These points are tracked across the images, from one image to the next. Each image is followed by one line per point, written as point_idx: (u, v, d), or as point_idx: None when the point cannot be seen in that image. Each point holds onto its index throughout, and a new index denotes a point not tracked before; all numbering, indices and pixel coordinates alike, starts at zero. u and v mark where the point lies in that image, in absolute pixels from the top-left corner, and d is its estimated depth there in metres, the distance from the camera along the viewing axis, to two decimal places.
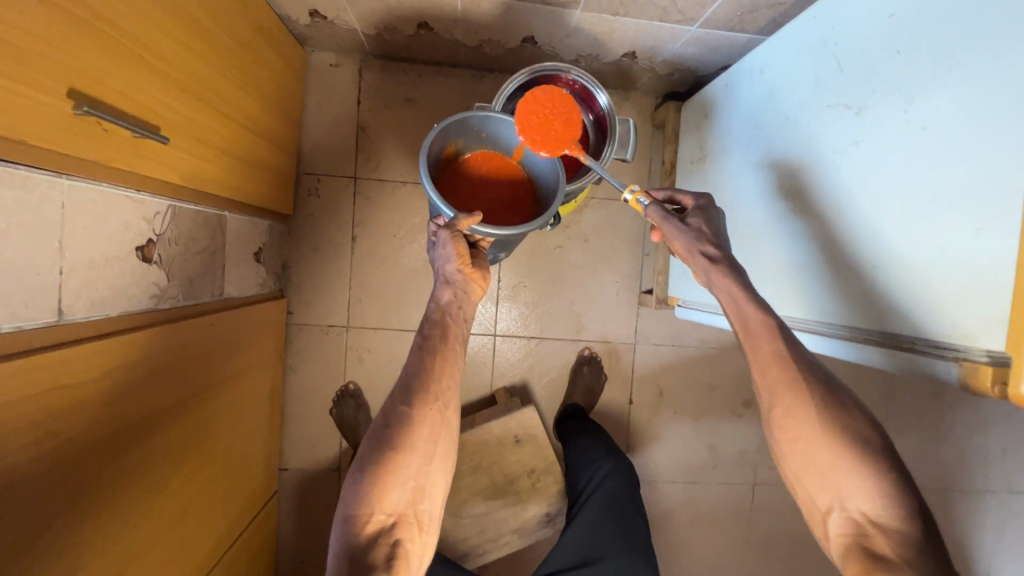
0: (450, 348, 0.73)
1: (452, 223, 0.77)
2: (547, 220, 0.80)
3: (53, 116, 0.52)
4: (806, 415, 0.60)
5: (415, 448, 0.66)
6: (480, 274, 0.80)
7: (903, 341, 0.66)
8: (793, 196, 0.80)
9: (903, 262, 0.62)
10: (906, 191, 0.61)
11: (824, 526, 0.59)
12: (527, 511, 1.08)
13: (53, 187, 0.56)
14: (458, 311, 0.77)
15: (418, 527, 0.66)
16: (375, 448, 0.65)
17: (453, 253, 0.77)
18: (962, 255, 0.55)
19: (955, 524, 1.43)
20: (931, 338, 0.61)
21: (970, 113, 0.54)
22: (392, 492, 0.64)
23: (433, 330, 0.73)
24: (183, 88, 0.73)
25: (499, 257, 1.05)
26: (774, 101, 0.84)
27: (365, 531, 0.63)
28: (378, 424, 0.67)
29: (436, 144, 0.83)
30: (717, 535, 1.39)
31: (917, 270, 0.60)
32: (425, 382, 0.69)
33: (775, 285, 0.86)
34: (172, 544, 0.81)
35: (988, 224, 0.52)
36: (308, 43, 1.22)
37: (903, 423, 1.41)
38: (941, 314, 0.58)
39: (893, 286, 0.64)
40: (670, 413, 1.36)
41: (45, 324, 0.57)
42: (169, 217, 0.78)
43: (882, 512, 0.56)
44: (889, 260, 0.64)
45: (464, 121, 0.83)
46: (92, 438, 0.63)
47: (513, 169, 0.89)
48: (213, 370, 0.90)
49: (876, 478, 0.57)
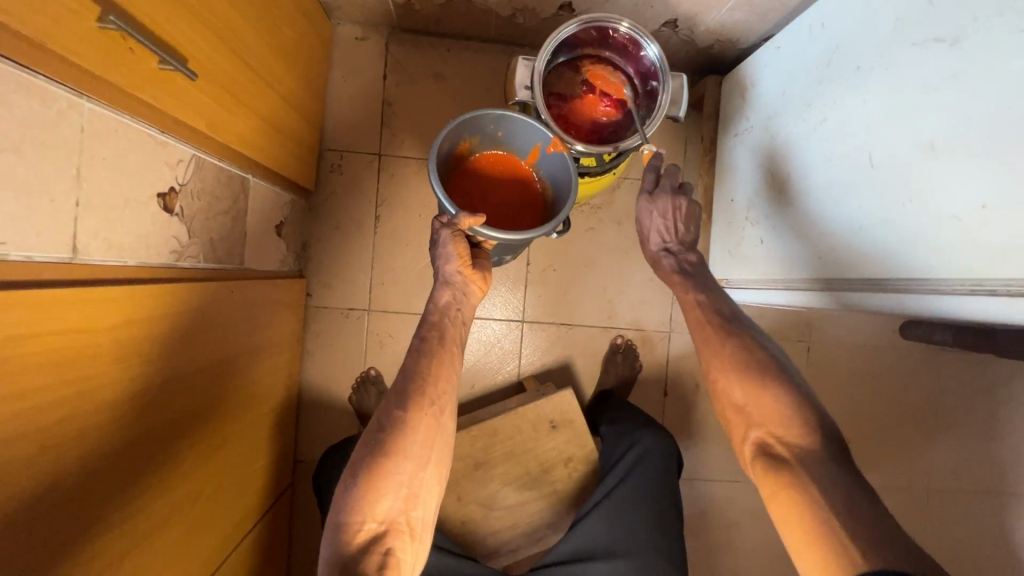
0: (448, 351, 0.75)
1: (454, 222, 0.76)
2: (554, 225, 0.77)
3: (78, 25, 0.47)
4: (724, 355, 0.74)
5: (410, 453, 0.65)
6: (480, 276, 0.81)
7: (966, 285, 0.58)
8: (862, 148, 0.72)
9: (988, 200, 0.55)
10: (1014, 122, 0.52)
11: (742, 451, 0.69)
12: (562, 502, 1.02)
13: (74, 108, 0.50)
14: (457, 313, 0.79)
15: (410, 536, 0.63)
16: (368, 452, 0.65)
17: (454, 252, 0.78)
18: None
19: (1010, 531, 1.33)
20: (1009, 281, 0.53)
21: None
22: (384, 499, 0.63)
23: (431, 331, 0.76)
24: (213, 28, 0.68)
25: (506, 259, 1.01)
26: (842, 51, 0.77)
27: (355, 540, 0.61)
28: (373, 428, 0.67)
29: (449, 140, 0.80)
30: (756, 539, 1.30)
31: (1003, 207, 0.53)
32: (422, 385, 0.70)
33: (839, 247, 0.76)
34: (184, 526, 0.73)
35: None
36: (334, 14, 1.18)
37: (951, 421, 1.32)
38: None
39: (962, 227, 0.57)
40: (708, 406, 1.28)
41: (58, 261, 0.51)
42: (193, 166, 0.72)
43: (786, 429, 0.65)
44: (963, 200, 0.57)
45: (479, 120, 0.80)
46: (105, 394, 0.57)
47: (525, 174, 0.88)
48: (234, 343, 0.85)
49: (779, 400, 0.68)
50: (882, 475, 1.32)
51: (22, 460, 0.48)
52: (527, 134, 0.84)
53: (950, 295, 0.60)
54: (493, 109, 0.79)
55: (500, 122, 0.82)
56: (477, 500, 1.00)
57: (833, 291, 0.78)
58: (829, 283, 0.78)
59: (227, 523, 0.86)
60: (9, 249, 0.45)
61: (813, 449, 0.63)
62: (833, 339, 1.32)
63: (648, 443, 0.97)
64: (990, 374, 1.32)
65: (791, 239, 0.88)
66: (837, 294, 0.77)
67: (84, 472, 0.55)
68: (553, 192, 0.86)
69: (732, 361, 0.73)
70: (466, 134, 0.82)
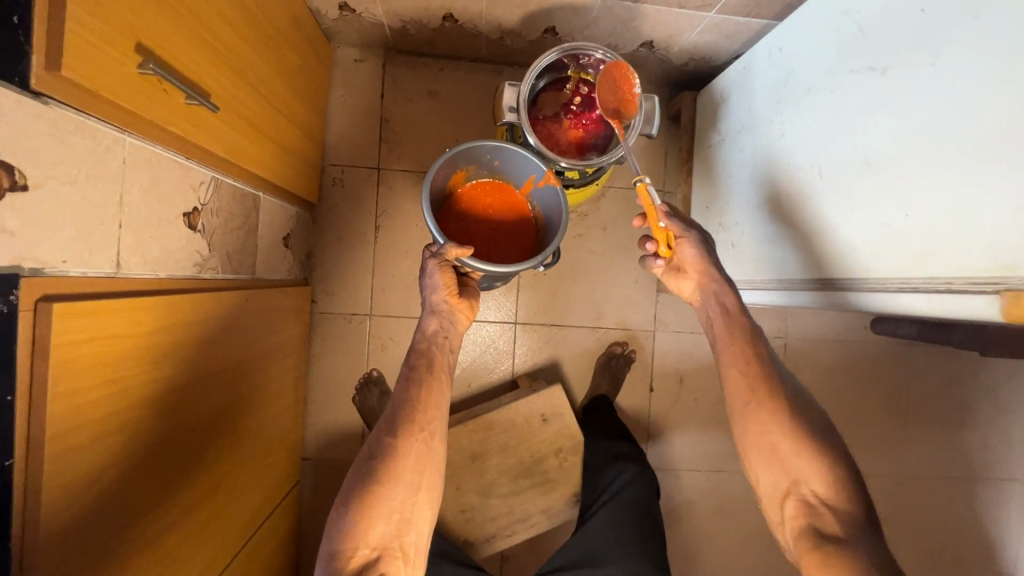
0: (437, 378, 0.82)
1: (440, 253, 0.84)
2: (543, 258, 0.85)
3: (125, 72, 0.55)
4: (768, 402, 0.76)
5: (400, 479, 0.72)
6: (466, 304, 0.89)
7: (899, 284, 0.65)
8: (813, 161, 0.81)
9: (913, 212, 0.62)
10: (929, 142, 0.60)
11: (780, 510, 0.72)
12: (556, 491, 1.09)
13: (118, 143, 0.58)
14: (445, 340, 0.86)
15: (404, 561, 0.70)
16: (360, 479, 0.72)
17: (441, 283, 0.85)
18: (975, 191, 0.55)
19: (979, 513, 1.41)
20: (929, 279, 0.60)
21: (984, 55, 0.55)
22: (377, 525, 0.69)
23: (419, 359, 0.83)
24: (228, 63, 0.75)
25: (495, 286, 1.08)
26: (796, 74, 0.85)
27: (348, 566, 0.66)
28: (364, 455, 0.74)
29: (446, 169, 0.88)
30: (739, 526, 1.38)
31: (926, 219, 0.61)
32: (411, 412, 0.77)
33: (801, 250, 0.84)
34: (207, 517, 0.80)
35: (1005, 164, 0.52)
36: (334, 38, 1.26)
37: (920, 409, 1.41)
38: (941, 256, 0.58)
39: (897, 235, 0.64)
40: (691, 401, 1.37)
41: (104, 275, 0.58)
42: (212, 187, 0.80)
43: (831, 493, 0.69)
44: (895, 211, 0.65)
45: (474, 150, 0.88)
46: (149, 387, 0.64)
47: (518, 203, 0.96)
48: (248, 347, 0.92)
49: (826, 462, 0.70)
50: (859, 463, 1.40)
51: (83, 448, 0.54)
52: (521, 166, 0.92)
53: (889, 293, 0.67)
54: (489, 142, 0.87)
55: (495, 153, 0.90)
56: (473, 489, 1.08)
57: (799, 288, 0.86)
58: (795, 281, 0.87)
59: (244, 516, 0.93)
60: (69, 267, 0.52)
61: (840, 501, 0.68)
62: (810, 335, 1.39)
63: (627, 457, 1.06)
64: (956, 365, 1.41)
65: (760, 243, 0.96)
66: (801, 291, 0.85)
67: (128, 461, 0.62)
68: (547, 223, 0.94)
69: (775, 417, 0.74)
70: (462, 163, 0.90)
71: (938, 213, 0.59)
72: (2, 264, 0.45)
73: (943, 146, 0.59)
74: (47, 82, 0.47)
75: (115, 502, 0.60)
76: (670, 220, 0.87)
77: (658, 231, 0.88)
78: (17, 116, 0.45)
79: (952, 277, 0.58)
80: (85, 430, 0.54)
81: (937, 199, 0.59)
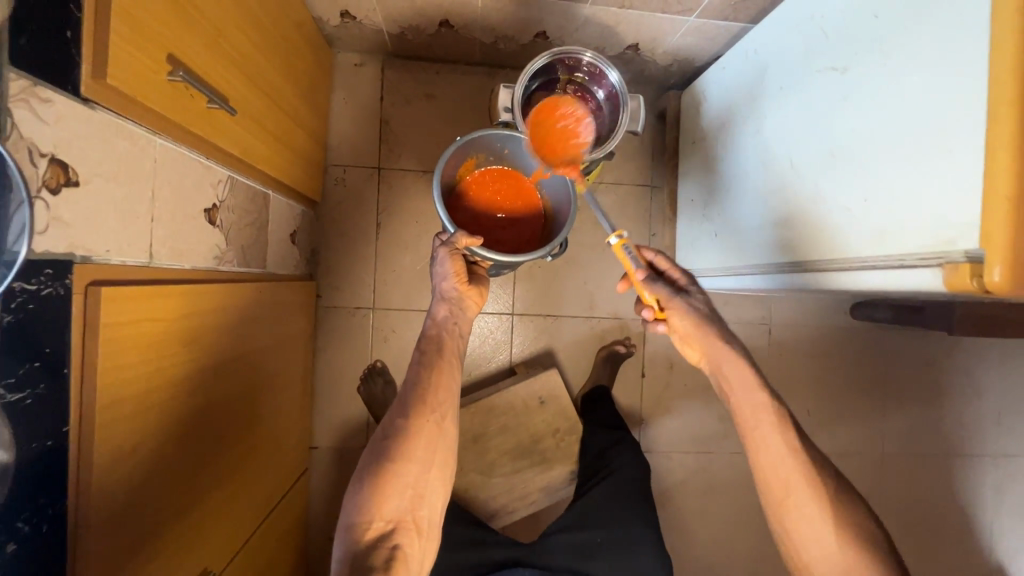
0: (447, 363, 0.84)
1: (451, 241, 0.89)
2: (551, 247, 0.92)
3: (158, 79, 0.61)
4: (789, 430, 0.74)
5: (412, 457, 0.75)
6: (474, 291, 0.93)
7: (858, 261, 0.71)
8: (787, 153, 0.87)
9: (873, 198, 0.69)
10: (884, 134, 0.67)
11: (809, 550, 0.71)
12: (554, 469, 1.16)
13: (150, 144, 0.64)
14: (454, 326, 0.89)
15: (417, 533, 0.74)
16: (374, 458, 0.76)
17: (451, 271, 0.89)
18: (921, 178, 0.61)
19: (955, 489, 1.49)
20: (885, 257, 0.67)
21: (924, 54, 0.61)
22: (390, 501, 0.73)
23: (430, 345, 0.86)
24: (242, 69, 0.81)
25: (505, 272, 1.12)
26: (771, 73, 0.92)
27: (365, 537, 0.72)
28: (379, 435, 0.78)
29: (458, 158, 0.96)
30: (729, 505, 1.45)
31: (881, 203, 0.67)
32: (422, 395, 0.80)
33: (776, 236, 0.91)
34: (229, 493, 0.85)
35: (942, 153, 0.58)
36: (335, 44, 1.31)
37: (897, 390, 1.48)
38: (895, 235, 0.65)
39: (860, 219, 0.71)
40: (681, 386, 1.43)
41: (139, 264, 0.63)
42: (228, 185, 0.85)
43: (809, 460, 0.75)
44: (858, 197, 0.71)
45: (484, 140, 0.96)
46: (179, 365, 0.70)
47: (527, 190, 1.02)
48: (260, 336, 0.97)
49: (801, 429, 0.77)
50: (841, 443, 1.47)
51: (125, 417, 0.60)
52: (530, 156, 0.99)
53: (851, 271, 0.73)
54: (498, 130, 0.94)
55: (505, 141, 0.97)
56: (476, 469, 1.14)
57: (774, 272, 0.92)
58: (771, 265, 0.93)
59: (259, 497, 0.98)
60: (112, 255, 0.58)
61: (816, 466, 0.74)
62: (793, 321, 1.46)
63: (620, 436, 1.12)
64: (932, 346, 1.48)
65: (740, 233, 1.03)
66: (777, 275, 0.91)
67: (162, 433, 0.67)
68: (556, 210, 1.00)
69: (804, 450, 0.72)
70: (473, 151, 0.98)
71: (892, 198, 0.65)
72: (60, 252, 0.50)
73: (896, 138, 0.65)
74: (93, 89, 0.52)
75: (150, 472, 0.65)
76: (651, 285, 0.82)
77: (645, 297, 0.83)
78: (69, 120, 0.51)
79: (902, 254, 0.64)
80: (126, 405, 0.59)
81: (891, 184, 0.66)
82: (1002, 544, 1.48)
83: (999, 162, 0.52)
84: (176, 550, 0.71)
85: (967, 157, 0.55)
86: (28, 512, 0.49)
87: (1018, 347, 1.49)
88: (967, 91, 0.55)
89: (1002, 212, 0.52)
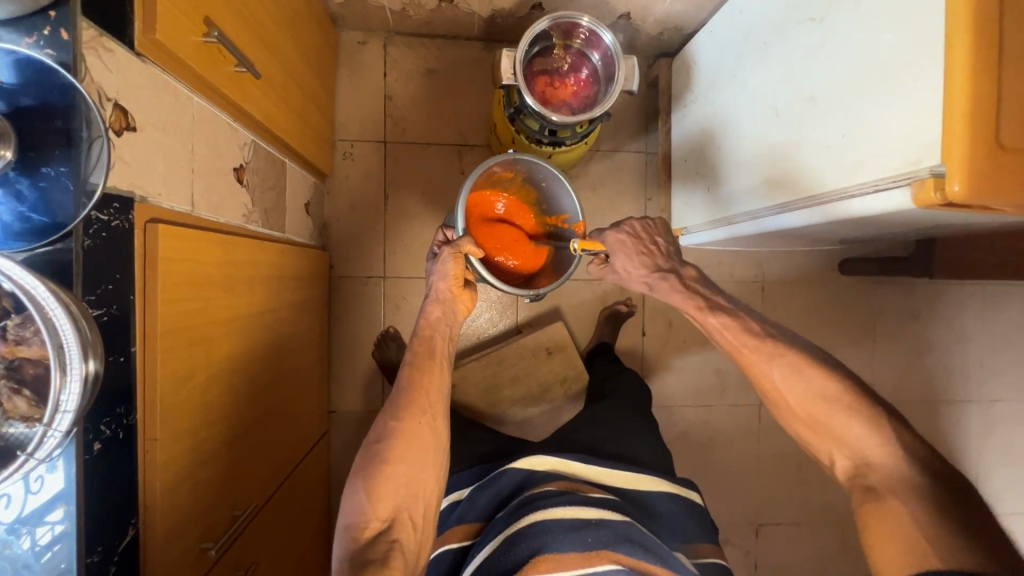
0: (437, 364, 0.88)
1: (456, 244, 0.90)
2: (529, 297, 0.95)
3: (197, 40, 0.66)
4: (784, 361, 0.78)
5: (403, 457, 0.78)
6: (466, 297, 0.95)
7: (843, 193, 0.78)
8: (771, 105, 0.94)
9: (852, 133, 0.75)
10: (859, 71, 0.73)
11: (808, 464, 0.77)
12: (564, 415, 1.32)
13: (188, 100, 0.69)
14: (445, 327, 0.92)
15: (413, 528, 0.75)
16: (367, 461, 0.78)
17: (450, 272, 0.91)
18: (894, 109, 0.67)
19: (945, 432, 1.56)
20: (866, 184, 0.73)
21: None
22: (385, 499, 0.75)
23: (421, 346, 0.89)
24: (262, 39, 0.86)
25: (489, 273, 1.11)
26: (754, 31, 0.98)
27: (363, 535, 0.72)
28: (371, 439, 0.80)
29: (501, 165, 0.95)
30: (729, 453, 1.52)
31: (861, 136, 0.73)
32: (414, 397, 0.83)
33: (765, 183, 0.97)
34: (264, 435, 0.91)
35: (911, 82, 0.64)
36: (339, 23, 1.36)
37: (886, 341, 1.55)
38: (872, 165, 0.71)
39: (842, 154, 0.77)
40: (681, 342, 1.50)
41: (184, 212, 0.69)
42: (251, 148, 0.91)
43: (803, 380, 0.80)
44: (840, 134, 0.77)
45: (536, 167, 0.96)
46: (216, 317, 0.74)
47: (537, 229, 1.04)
48: (282, 296, 1.02)
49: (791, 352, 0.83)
50: None
51: (181, 352, 0.65)
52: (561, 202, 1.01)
53: (836, 203, 0.79)
54: (549, 167, 0.95)
55: (548, 179, 0.99)
56: (492, 414, 1.29)
57: (764, 217, 0.98)
58: (761, 210, 0.99)
59: (289, 447, 1.05)
60: (162, 201, 0.64)
61: None
62: (784, 278, 1.53)
63: (624, 382, 1.19)
64: (916, 299, 1.56)
65: (730, 184, 1.09)
66: (766, 219, 0.98)
67: (204, 376, 0.71)
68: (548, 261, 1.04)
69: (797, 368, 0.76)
70: (519, 169, 0.98)
71: (869, 131, 0.72)
72: (122, 189, 0.56)
73: (871, 75, 0.71)
74: (144, 43, 0.58)
75: (201, 408, 0.70)
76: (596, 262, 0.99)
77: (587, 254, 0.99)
78: (126, 70, 0.56)
79: (879, 178, 0.70)
80: (178, 353, 0.64)
81: (866, 120, 0.72)
82: (988, 482, 1.56)
83: (956, 85, 0.58)
84: (218, 487, 0.75)
85: (930, 84, 0.62)
86: (108, 418, 0.55)
87: (998, 295, 1.56)
88: (929, 24, 0.62)
89: (961, 127, 0.58)
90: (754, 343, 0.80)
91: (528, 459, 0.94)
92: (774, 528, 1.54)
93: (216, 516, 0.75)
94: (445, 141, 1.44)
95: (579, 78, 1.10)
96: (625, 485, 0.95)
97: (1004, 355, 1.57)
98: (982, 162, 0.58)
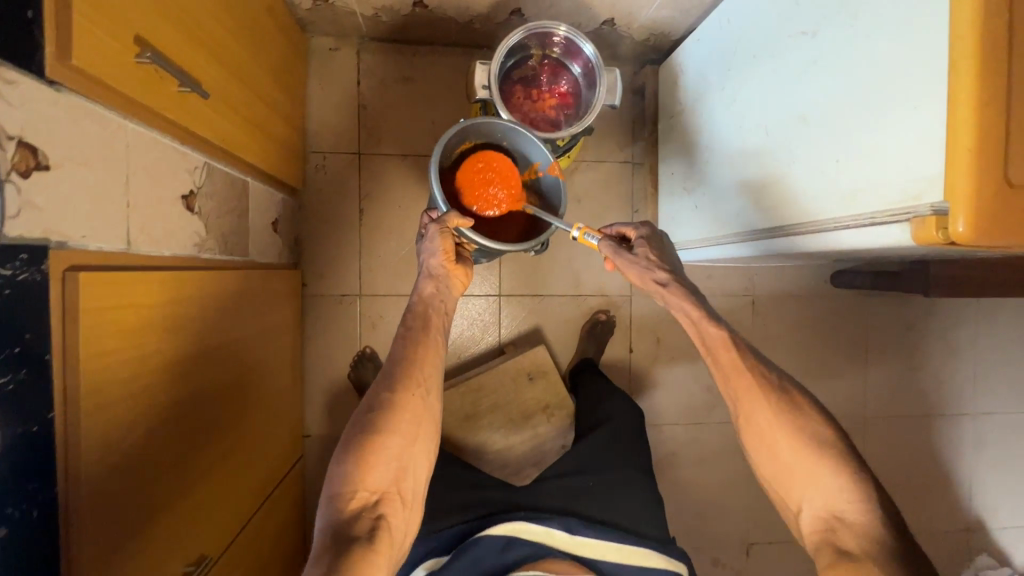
0: (432, 338, 0.81)
1: (442, 219, 0.84)
2: (533, 246, 0.89)
3: (126, 62, 0.59)
4: (760, 405, 0.72)
5: (400, 428, 0.71)
6: (461, 271, 0.89)
7: (837, 222, 0.72)
8: (760, 119, 0.89)
9: (846, 159, 0.70)
10: (855, 91, 0.68)
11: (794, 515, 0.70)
12: (547, 442, 1.27)
13: (122, 129, 0.63)
14: (441, 304, 0.85)
15: (401, 504, 0.69)
16: (358, 429, 0.71)
17: (440, 248, 0.85)
18: (894, 138, 0.62)
19: (938, 448, 1.53)
20: (863, 216, 0.68)
21: (892, 12, 0.62)
22: (377, 469, 0.68)
23: (415, 320, 0.82)
24: (213, 53, 0.80)
25: (481, 260, 1.09)
26: (743, 44, 0.92)
27: (349, 507, 0.66)
28: (363, 407, 0.73)
29: (458, 137, 0.90)
30: (719, 472, 1.48)
31: (856, 165, 0.68)
32: (409, 368, 0.76)
33: (756, 201, 0.91)
34: (222, 478, 0.86)
35: (912, 110, 0.59)
36: (309, 28, 1.29)
37: (879, 354, 1.51)
38: (869, 198, 0.66)
39: (836, 178, 0.71)
40: (669, 359, 1.45)
41: (117, 252, 0.63)
42: (204, 172, 0.85)
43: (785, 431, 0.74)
44: (833, 158, 0.72)
45: (489, 126, 0.91)
46: (159, 356, 0.68)
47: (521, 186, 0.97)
48: (243, 323, 0.95)
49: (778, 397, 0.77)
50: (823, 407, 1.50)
51: (113, 398, 0.59)
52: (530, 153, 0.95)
53: (832, 232, 0.74)
54: (501, 121, 0.90)
55: (507, 133, 0.93)
56: (472, 442, 1.24)
57: (754, 238, 0.93)
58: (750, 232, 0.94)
59: (254, 482, 0.99)
60: (88, 242, 0.57)
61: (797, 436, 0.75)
62: (775, 291, 1.48)
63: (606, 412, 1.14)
64: (910, 311, 1.52)
65: (718, 197, 1.04)
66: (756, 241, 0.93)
67: (145, 421, 0.65)
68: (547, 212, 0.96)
69: (781, 422, 0.71)
70: (475, 135, 0.92)
71: (867, 159, 0.66)
72: (34, 237, 0.50)
73: (869, 98, 0.66)
74: (58, 70, 0.51)
75: (140, 450, 0.64)
76: (603, 245, 0.86)
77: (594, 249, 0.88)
78: (34, 102, 0.50)
79: (875, 211, 0.65)
80: (106, 407, 0.58)
81: (861, 146, 0.67)
82: (982, 498, 1.53)
83: (959, 116, 0.53)
84: (160, 536, 0.69)
85: (934, 114, 0.56)
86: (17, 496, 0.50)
87: (994, 307, 1.53)
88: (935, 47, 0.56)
89: (966, 160, 0.53)
90: (735, 371, 0.74)
91: (511, 526, 0.90)
92: (765, 548, 1.50)
93: (161, 567, 0.69)
94: (422, 152, 1.37)
95: (558, 94, 1.03)
96: (608, 559, 0.91)
97: (999, 368, 1.54)
98: (989, 201, 0.53)
